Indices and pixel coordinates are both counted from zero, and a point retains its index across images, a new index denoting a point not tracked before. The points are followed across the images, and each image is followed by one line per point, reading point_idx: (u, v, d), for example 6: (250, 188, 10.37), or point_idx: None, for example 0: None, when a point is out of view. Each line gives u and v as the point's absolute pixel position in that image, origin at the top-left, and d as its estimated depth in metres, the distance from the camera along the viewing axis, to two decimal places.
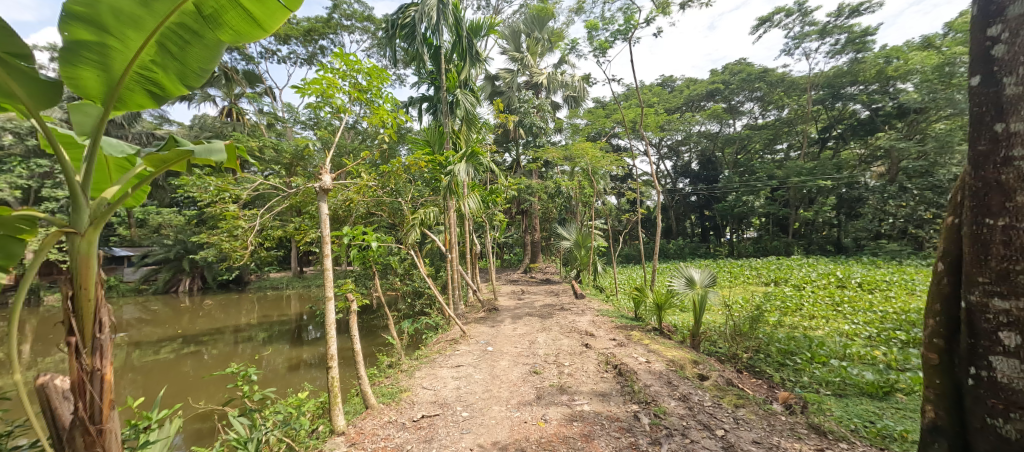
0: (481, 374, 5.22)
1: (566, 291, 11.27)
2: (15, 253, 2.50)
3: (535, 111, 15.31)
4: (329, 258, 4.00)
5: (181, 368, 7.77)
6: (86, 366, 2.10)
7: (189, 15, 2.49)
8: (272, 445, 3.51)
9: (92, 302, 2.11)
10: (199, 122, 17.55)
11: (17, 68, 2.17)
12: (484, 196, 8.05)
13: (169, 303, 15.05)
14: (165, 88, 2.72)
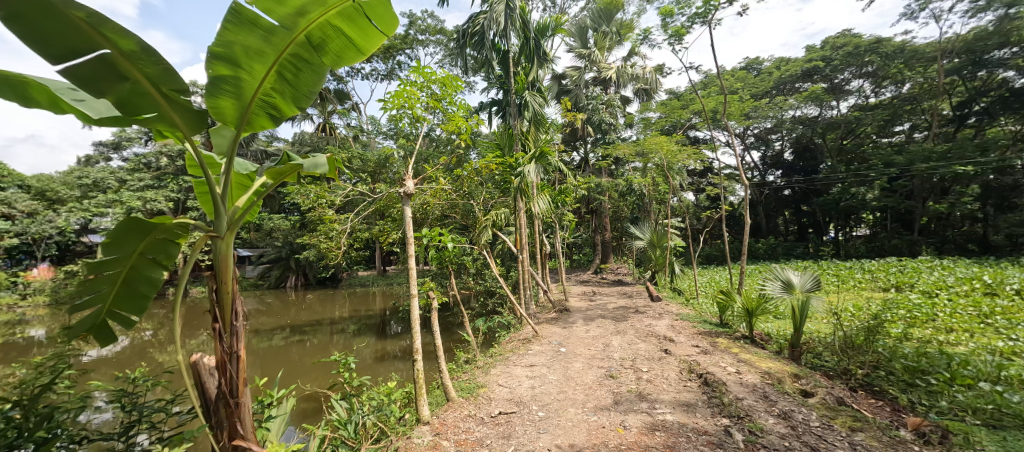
0: (555, 375, 5.16)
1: (640, 293, 10.81)
2: (173, 253, 2.95)
3: (604, 107, 14.91)
4: (413, 257, 4.15)
5: (288, 353, 8.69)
6: (226, 347, 2.51)
7: (301, 45, 2.84)
8: (368, 429, 3.80)
9: (229, 294, 2.51)
10: (296, 139, 19.48)
11: (180, 103, 2.55)
12: (554, 196, 7.94)
13: (278, 297, 16.97)
14: (282, 112, 3.05)
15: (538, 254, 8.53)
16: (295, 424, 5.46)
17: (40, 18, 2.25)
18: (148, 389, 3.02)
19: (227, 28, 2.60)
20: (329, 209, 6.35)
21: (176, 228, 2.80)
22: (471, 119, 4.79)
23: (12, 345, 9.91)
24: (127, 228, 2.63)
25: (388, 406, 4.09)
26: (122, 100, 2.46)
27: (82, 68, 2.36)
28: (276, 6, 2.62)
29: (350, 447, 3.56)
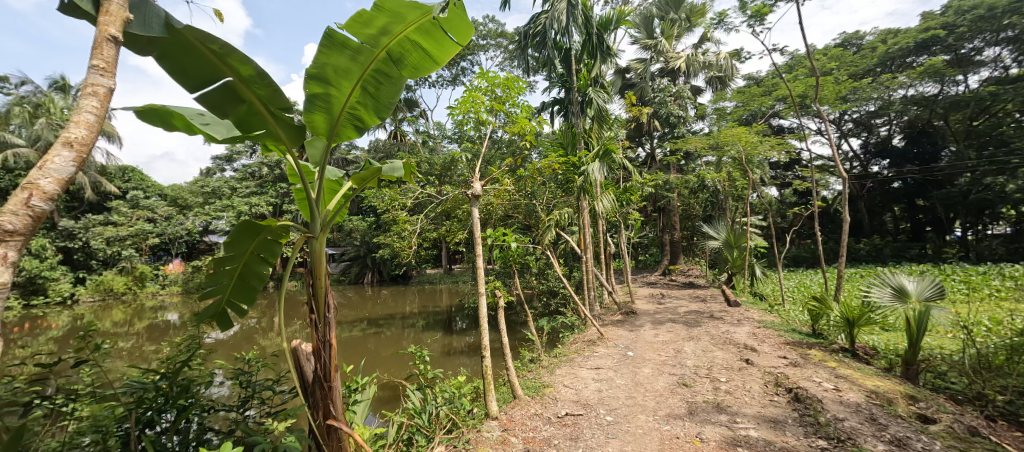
0: (623, 380, 4.98)
1: (716, 297, 10.11)
2: (277, 251, 3.45)
3: (673, 99, 14.20)
4: (481, 257, 4.19)
5: (365, 343, 9.29)
6: (320, 336, 2.88)
7: (383, 61, 3.07)
8: (441, 419, 3.95)
9: (323, 288, 2.86)
10: (370, 146, 20.72)
11: (284, 120, 2.91)
12: (619, 195, 7.65)
13: (358, 292, 18.21)
14: (366, 122, 3.32)
15: (603, 255, 8.29)
16: (374, 410, 5.71)
17: (182, 54, 2.70)
18: (259, 368, 3.50)
19: (322, 51, 2.87)
20: (402, 211, 6.69)
21: (279, 228, 3.24)
22: (536, 119, 4.77)
23: (151, 327, 11.68)
24: (241, 232, 3.10)
25: (457, 399, 4.18)
26: (240, 120, 2.86)
27: (211, 94, 2.80)
28: (364, 26, 2.85)
29: (425, 435, 3.75)
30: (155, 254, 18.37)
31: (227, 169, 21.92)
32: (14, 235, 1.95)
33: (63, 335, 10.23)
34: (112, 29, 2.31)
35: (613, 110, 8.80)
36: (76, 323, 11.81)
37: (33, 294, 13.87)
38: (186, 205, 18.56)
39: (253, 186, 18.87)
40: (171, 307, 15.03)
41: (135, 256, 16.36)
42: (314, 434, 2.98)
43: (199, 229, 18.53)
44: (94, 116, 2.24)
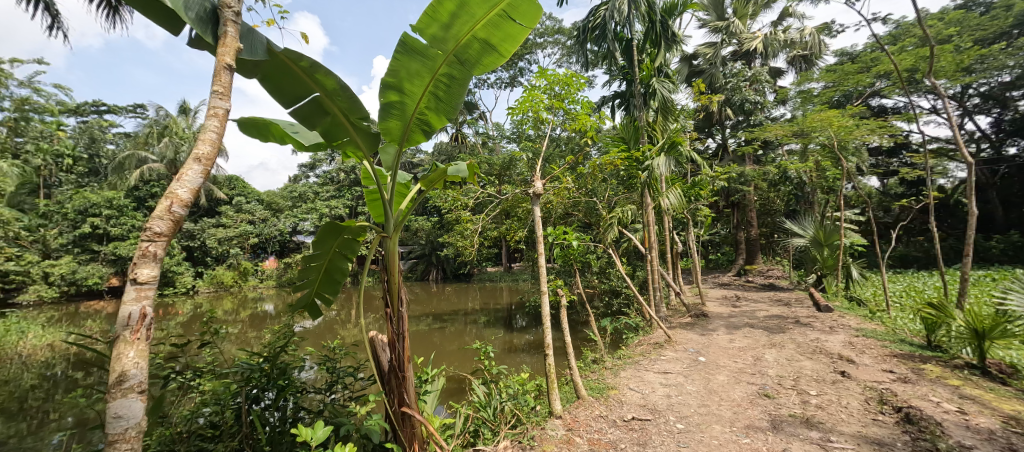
0: (694, 386, 4.69)
1: (801, 300, 9.20)
2: (355, 249, 3.83)
3: (747, 85, 13.23)
4: (542, 255, 4.15)
5: (431, 337, 9.64)
6: (395, 328, 3.17)
7: (450, 65, 3.33)
8: (506, 414, 3.98)
9: (395, 285, 3.19)
10: (433, 150, 21.45)
11: (362, 128, 3.42)
12: (687, 190, 7.21)
13: (424, 288, 18.96)
14: (433, 124, 3.60)
15: (671, 254, 7.89)
16: (442, 402, 5.87)
17: (280, 74, 3.19)
18: (342, 356, 3.93)
19: (396, 59, 3.23)
20: (464, 211, 6.84)
21: (358, 228, 3.63)
22: (598, 115, 4.61)
23: (253, 316, 13.11)
24: (326, 233, 3.48)
25: (522, 395, 4.19)
26: (327, 130, 3.40)
27: (302, 108, 3.31)
28: (431, 31, 3.15)
29: (491, 428, 3.83)
30: (255, 252, 20.55)
31: (311, 176, 23.91)
32: (154, 245, 2.08)
33: (189, 319, 11.80)
34: (228, 57, 2.47)
35: (679, 100, 8.33)
36: (196, 310, 13.57)
37: (164, 284, 16.17)
38: (278, 208, 20.53)
39: (332, 190, 20.35)
40: (267, 299, 16.80)
41: (239, 253, 18.42)
42: (391, 418, 3.30)
43: (289, 230, 20.41)
44: (217, 136, 2.37)
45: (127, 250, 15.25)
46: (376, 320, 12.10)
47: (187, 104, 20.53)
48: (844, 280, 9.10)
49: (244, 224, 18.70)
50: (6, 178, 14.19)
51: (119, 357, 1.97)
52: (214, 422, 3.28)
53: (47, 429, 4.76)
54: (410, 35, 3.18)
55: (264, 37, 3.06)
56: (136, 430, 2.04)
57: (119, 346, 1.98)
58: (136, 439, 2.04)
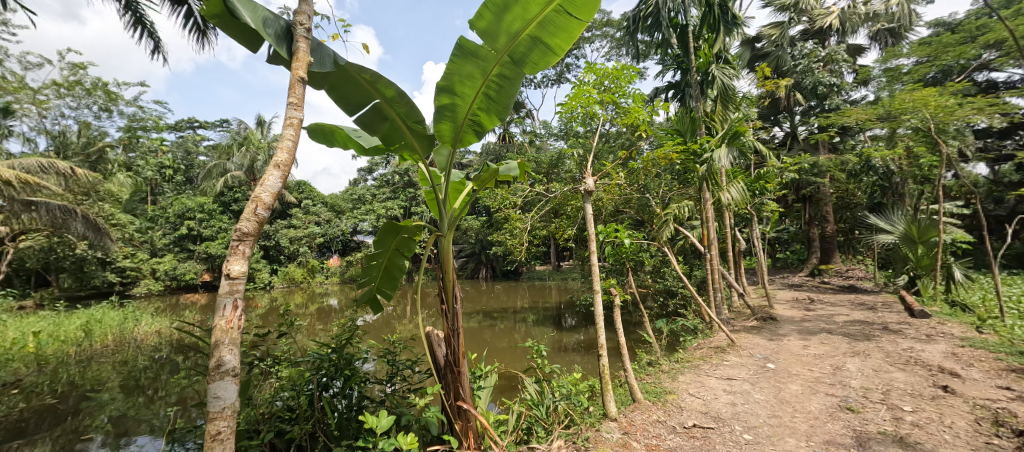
0: (763, 395, 4.37)
1: (890, 304, 8.34)
2: (412, 247, 3.99)
3: (821, 65, 12.23)
4: (594, 253, 4.04)
5: (482, 334, 9.75)
6: (450, 324, 3.30)
7: (502, 65, 3.39)
8: (560, 414, 3.93)
9: (450, 282, 3.32)
10: (481, 150, 21.68)
11: (418, 132, 3.58)
12: (751, 183, 6.75)
13: (475, 286, 19.27)
14: (485, 125, 3.67)
15: (732, 252, 7.42)
16: (495, 398, 5.87)
17: (344, 85, 3.41)
18: (400, 350, 4.08)
19: (453, 62, 3.34)
20: (513, 209, 6.83)
21: (415, 227, 3.83)
22: (652, 107, 4.41)
23: (320, 309, 13.98)
24: (386, 231, 3.71)
25: (575, 395, 4.09)
26: (386, 135, 3.59)
27: (364, 116, 3.52)
28: (486, 29, 3.23)
29: (544, 427, 3.78)
30: (320, 251, 21.87)
31: (368, 179, 25.05)
32: (243, 244, 2.47)
33: (268, 312, 12.84)
34: (301, 71, 2.86)
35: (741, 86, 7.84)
36: (272, 304, 14.72)
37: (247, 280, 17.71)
38: (339, 210, 21.70)
39: (388, 192, 21.18)
40: (332, 294, 17.87)
41: (307, 252, 19.65)
42: (448, 410, 3.42)
43: (350, 230, 21.52)
44: (292, 144, 2.76)
45: (216, 249, 16.90)
46: (430, 316, 12.41)
47: (263, 117, 22.05)
48: (943, 282, 8.07)
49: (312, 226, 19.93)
50: (120, 187, 16.29)
51: (218, 343, 2.37)
52: (291, 406, 3.61)
53: (155, 406, 5.36)
54: (466, 37, 3.27)
55: (331, 51, 3.30)
56: (230, 409, 2.42)
57: (217, 334, 2.38)
58: (230, 417, 2.42)
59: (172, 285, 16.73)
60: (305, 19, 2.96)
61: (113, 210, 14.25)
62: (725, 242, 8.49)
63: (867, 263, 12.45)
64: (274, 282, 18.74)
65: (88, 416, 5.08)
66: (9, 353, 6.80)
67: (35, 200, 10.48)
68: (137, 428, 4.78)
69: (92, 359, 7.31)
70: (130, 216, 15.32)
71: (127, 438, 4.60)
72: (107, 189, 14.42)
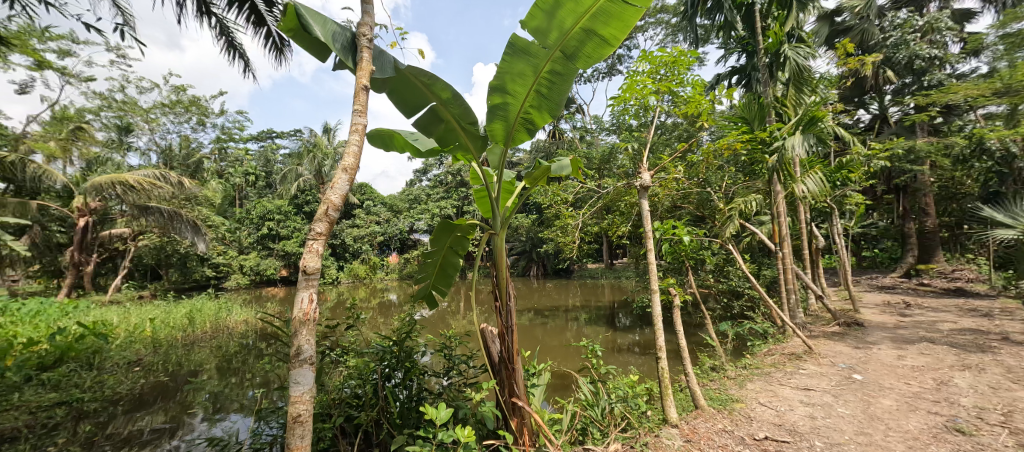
0: (848, 409, 3.97)
1: (1008, 312, 7.28)
2: (466, 246, 4.03)
3: (919, 37, 10.93)
4: (652, 251, 3.84)
5: (534, 331, 9.76)
6: (505, 321, 3.30)
7: (555, 61, 3.32)
8: (617, 417, 3.79)
9: (504, 281, 3.31)
10: (530, 148, 21.60)
11: (472, 132, 3.60)
12: (831, 174, 6.15)
13: (527, 283, 19.34)
14: (536, 122, 3.63)
15: (807, 250, 6.81)
16: (548, 396, 5.79)
17: (403, 89, 3.47)
18: (457, 345, 4.13)
19: (507, 62, 3.30)
20: (565, 206, 6.72)
21: (467, 225, 3.88)
22: (714, 94, 4.12)
23: (381, 304, 14.66)
24: (442, 231, 3.76)
25: (632, 398, 3.94)
26: (441, 137, 3.63)
27: (421, 118, 3.58)
28: (538, 28, 3.16)
29: (600, 429, 3.69)
30: (380, 248, 22.88)
31: (423, 180, 25.82)
32: (317, 242, 2.65)
33: (335, 305, 13.67)
34: (364, 80, 2.97)
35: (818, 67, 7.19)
36: (338, 298, 15.68)
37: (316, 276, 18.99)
38: (397, 209, 22.62)
39: (442, 192, 21.77)
40: (392, 290, 18.71)
41: (369, 249, 20.80)
42: (503, 406, 3.42)
43: (407, 229, 22.32)
44: (357, 149, 2.91)
45: (292, 247, 18.25)
46: (483, 312, 12.53)
47: (328, 125, 23.33)
48: None
49: (372, 225, 20.94)
50: (213, 193, 18.15)
51: (296, 333, 2.55)
52: (358, 393, 3.75)
53: (244, 388, 5.86)
54: (519, 35, 3.22)
55: (391, 57, 3.36)
56: (309, 394, 2.58)
57: (296, 325, 2.56)
58: (308, 402, 2.57)
59: (255, 279, 18.35)
60: (368, 29, 3.06)
61: (208, 213, 15.91)
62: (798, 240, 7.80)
63: (980, 263, 10.96)
64: (340, 278, 19.95)
65: (192, 393, 5.63)
66: (132, 335, 7.67)
67: (151, 206, 12.49)
68: (230, 406, 5.26)
69: (194, 343, 8.10)
70: (221, 218, 17.02)
71: (221, 414, 5.07)
72: (202, 194, 16.12)
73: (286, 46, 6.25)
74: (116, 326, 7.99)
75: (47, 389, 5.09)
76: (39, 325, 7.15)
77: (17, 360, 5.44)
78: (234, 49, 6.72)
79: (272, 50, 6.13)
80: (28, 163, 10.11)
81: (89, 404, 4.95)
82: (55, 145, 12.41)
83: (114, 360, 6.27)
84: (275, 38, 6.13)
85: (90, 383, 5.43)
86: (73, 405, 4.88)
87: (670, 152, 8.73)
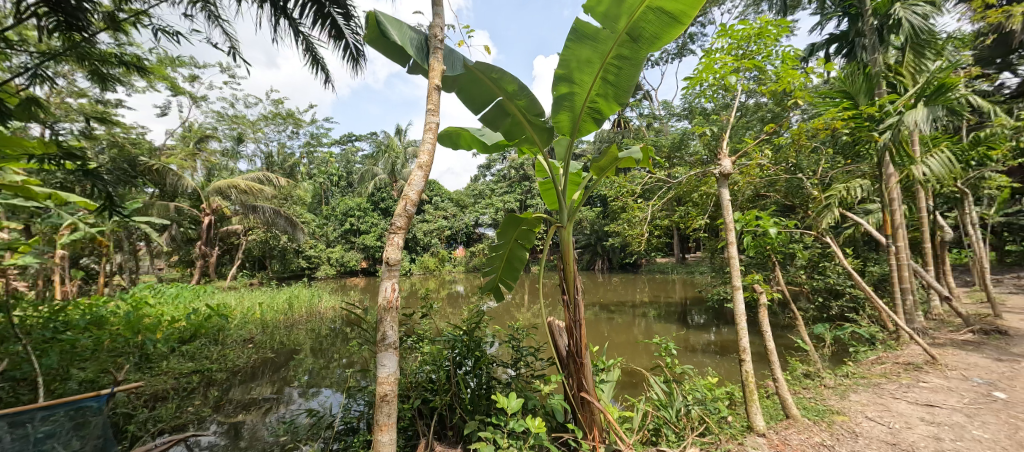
0: (984, 432, 3.38)
1: None
2: (532, 239, 3.97)
3: None
4: (734, 244, 3.52)
5: (601, 326, 9.57)
6: (572, 315, 3.21)
7: (622, 45, 3.14)
8: (694, 420, 3.55)
9: (571, 274, 3.22)
10: (594, 138, 21.06)
11: (538, 125, 3.51)
12: (960, 152, 5.27)
13: (591, 277, 19.04)
14: (603, 112, 3.47)
15: (928, 243, 5.88)
16: (618, 393, 5.60)
17: (471, 86, 3.49)
18: (523, 337, 4.10)
19: (571, 50, 3.18)
20: (633, 197, 6.43)
21: (533, 219, 3.83)
22: (811, 67, 3.65)
23: (450, 295, 15.22)
24: (508, 224, 3.76)
25: (711, 402, 3.68)
26: (508, 131, 3.60)
27: (489, 114, 3.59)
28: (604, 12, 3.01)
29: (674, 432, 3.48)
30: (448, 242, 23.65)
31: (487, 175, 26.22)
32: (397, 235, 2.76)
33: (409, 296, 14.40)
34: (436, 79, 3.04)
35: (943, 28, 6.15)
36: (412, 288, 16.54)
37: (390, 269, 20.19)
38: (463, 205, 23.26)
39: (507, 187, 22.02)
40: (459, 282, 19.37)
41: (438, 243, 21.59)
42: (571, 401, 3.34)
43: (472, 223, 22.86)
44: (431, 145, 3.00)
45: (370, 242, 19.52)
46: (548, 305, 12.46)
47: (399, 126, 24.44)
48: None
49: (440, 220, 21.73)
50: (304, 192, 20.01)
51: (381, 321, 2.67)
52: (432, 378, 3.86)
53: (333, 368, 6.31)
54: (584, 21, 3.08)
55: (461, 55, 3.39)
56: (394, 376, 2.69)
57: (381, 312, 2.68)
58: (393, 383, 2.69)
59: (340, 270, 19.85)
60: (439, 30, 3.10)
61: (301, 211, 17.51)
62: (915, 231, 6.77)
63: None
64: (411, 269, 20.96)
65: (293, 369, 6.18)
66: (245, 316, 8.62)
67: (257, 205, 13.85)
68: (323, 382, 5.71)
69: (291, 325, 8.88)
70: (310, 215, 18.70)
71: (315, 389, 5.51)
72: (296, 193, 17.74)
73: (362, 56, 6.55)
74: (234, 309, 9.06)
75: (185, 359, 5.83)
76: (177, 305, 8.24)
77: (164, 333, 6.24)
78: (316, 62, 7.17)
79: (350, 61, 6.45)
80: (167, 173, 11.75)
81: (217, 373, 5.62)
82: (184, 156, 14.41)
83: (233, 337, 7.06)
84: (353, 49, 6.44)
85: (217, 356, 6.15)
86: (206, 373, 5.56)
87: (752, 135, 7.97)
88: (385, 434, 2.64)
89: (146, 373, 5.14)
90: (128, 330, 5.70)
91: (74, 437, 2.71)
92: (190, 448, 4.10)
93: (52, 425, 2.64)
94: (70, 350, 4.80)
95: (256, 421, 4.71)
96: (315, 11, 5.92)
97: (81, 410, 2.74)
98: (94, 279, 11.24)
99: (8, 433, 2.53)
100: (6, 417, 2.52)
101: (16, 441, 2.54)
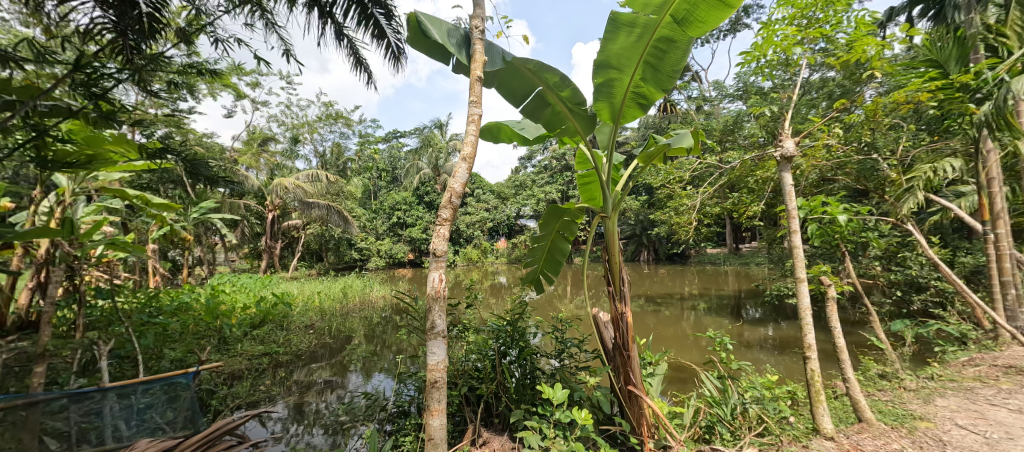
0: None
1: None
2: (574, 230, 3.89)
3: None
4: (796, 230, 3.27)
5: (648, 318, 9.31)
6: (617, 307, 3.11)
7: (666, 27, 2.95)
8: (752, 420, 3.34)
9: (615, 266, 3.12)
10: (638, 125, 20.35)
11: (580, 112, 3.39)
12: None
13: (637, 269, 18.63)
14: (649, 97, 3.32)
15: None
16: (668, 388, 5.41)
17: (511, 79, 3.41)
18: (568, 328, 4.00)
19: (609, 37, 3.01)
20: (682, 185, 6.13)
21: (576, 210, 3.75)
22: (890, 33, 3.28)
23: (494, 286, 15.43)
24: (550, 215, 3.68)
25: (770, 401, 3.46)
26: (550, 121, 3.53)
27: (530, 105, 3.51)
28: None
29: (730, 430, 3.29)
30: (491, 234, 23.92)
31: (528, 166, 26.13)
32: (442, 226, 2.76)
33: (455, 287, 14.71)
34: (478, 71, 2.99)
35: None
36: (457, 279, 16.95)
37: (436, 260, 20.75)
38: (505, 196, 23.43)
39: (548, 178, 21.88)
40: (502, 273, 19.58)
41: (481, 235, 21.84)
42: (618, 394, 3.24)
43: (514, 214, 22.97)
44: (474, 136, 2.96)
45: (416, 234, 20.12)
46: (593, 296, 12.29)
47: (440, 120, 24.71)
48: None
49: (483, 212, 21.96)
50: (355, 188, 20.92)
51: (429, 310, 2.69)
52: (479, 366, 3.87)
53: (385, 355, 6.51)
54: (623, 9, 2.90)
55: (500, 49, 3.30)
56: (443, 363, 2.71)
57: (430, 302, 2.69)
58: (443, 370, 2.71)
59: (389, 261, 20.57)
60: (479, 20, 3.05)
61: (352, 206, 18.32)
62: (1017, 216, 5.96)
63: None
64: (455, 261, 21.38)
65: (348, 355, 6.46)
66: (306, 304, 9.13)
67: (312, 202, 14.34)
68: (377, 368, 5.91)
69: (346, 313, 9.31)
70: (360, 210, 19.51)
71: (370, 374, 5.74)
72: (348, 189, 18.53)
73: (403, 54, 6.64)
74: (295, 297, 9.64)
75: (256, 342, 6.24)
76: (247, 293, 8.86)
77: (238, 318, 6.72)
78: (360, 64, 7.35)
79: (392, 60, 6.55)
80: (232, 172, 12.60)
81: (283, 356, 5.97)
82: (249, 157, 15.48)
83: (296, 323, 7.48)
84: (394, 48, 6.55)
85: (283, 340, 6.54)
86: (274, 356, 5.92)
87: (817, 114, 7.33)
88: (435, 419, 2.68)
89: (224, 354, 5.56)
90: (208, 316, 6.18)
91: (167, 409, 2.90)
92: (262, 425, 4.38)
93: (151, 397, 2.82)
94: (161, 332, 5.26)
95: (317, 400, 4.96)
96: (359, 14, 6.05)
97: (174, 384, 2.91)
98: (179, 270, 12.35)
99: (117, 403, 2.70)
100: (117, 389, 2.70)
101: (124, 409, 2.71)
